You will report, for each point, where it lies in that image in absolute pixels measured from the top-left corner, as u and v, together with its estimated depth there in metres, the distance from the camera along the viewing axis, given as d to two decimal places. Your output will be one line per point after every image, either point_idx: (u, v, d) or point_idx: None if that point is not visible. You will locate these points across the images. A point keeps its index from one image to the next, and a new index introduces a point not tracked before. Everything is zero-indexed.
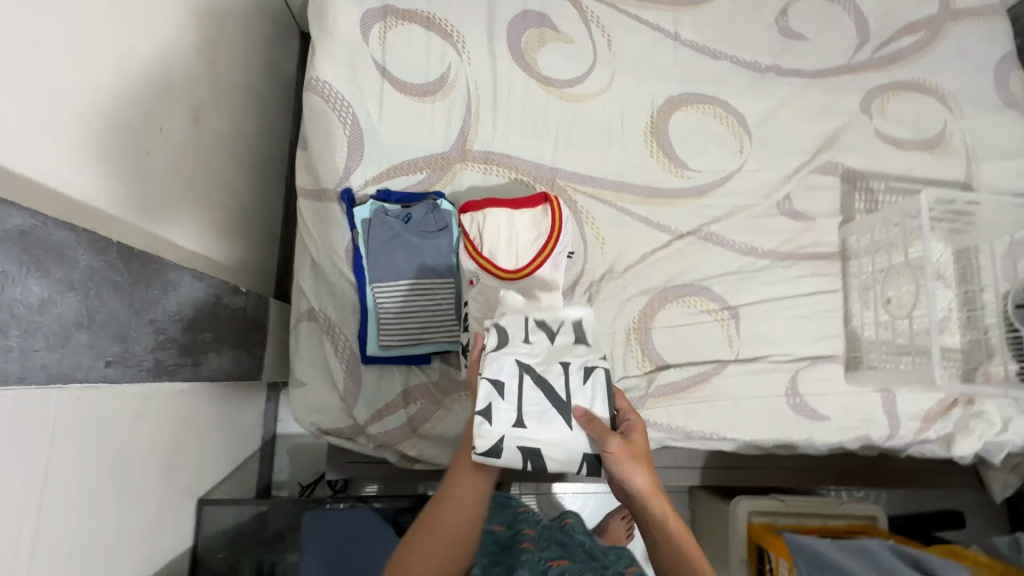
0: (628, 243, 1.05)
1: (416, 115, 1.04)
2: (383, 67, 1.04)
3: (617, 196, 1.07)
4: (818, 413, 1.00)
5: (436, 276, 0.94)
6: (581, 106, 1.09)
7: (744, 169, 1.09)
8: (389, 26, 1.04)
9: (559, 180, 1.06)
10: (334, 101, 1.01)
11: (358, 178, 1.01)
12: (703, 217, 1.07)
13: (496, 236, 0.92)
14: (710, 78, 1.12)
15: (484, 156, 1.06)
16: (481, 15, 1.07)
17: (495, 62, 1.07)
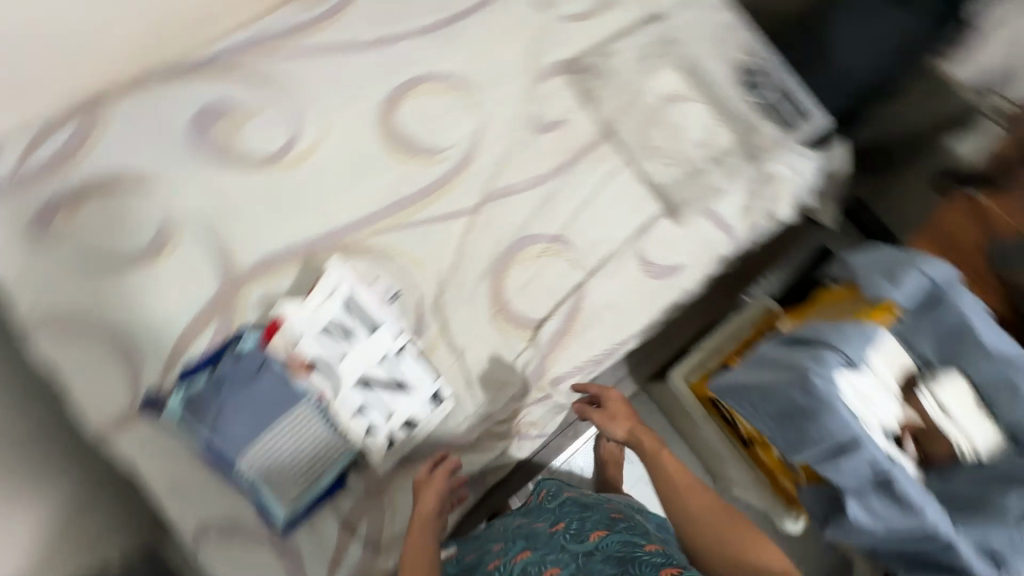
0: (434, 249, 1.00)
1: (156, 287, 0.88)
2: (87, 266, 0.86)
3: (403, 217, 1.00)
4: (668, 269, 1.12)
5: (290, 415, 0.89)
6: (312, 154, 0.96)
7: (487, 116, 1.06)
8: (62, 204, 0.87)
9: (343, 237, 0.97)
10: (68, 331, 0.86)
11: (146, 384, 0.87)
12: (490, 180, 1.05)
13: (314, 337, 0.91)
14: (404, 54, 1.03)
15: (251, 275, 0.92)
16: (144, 144, 0.91)
17: (200, 169, 0.91)
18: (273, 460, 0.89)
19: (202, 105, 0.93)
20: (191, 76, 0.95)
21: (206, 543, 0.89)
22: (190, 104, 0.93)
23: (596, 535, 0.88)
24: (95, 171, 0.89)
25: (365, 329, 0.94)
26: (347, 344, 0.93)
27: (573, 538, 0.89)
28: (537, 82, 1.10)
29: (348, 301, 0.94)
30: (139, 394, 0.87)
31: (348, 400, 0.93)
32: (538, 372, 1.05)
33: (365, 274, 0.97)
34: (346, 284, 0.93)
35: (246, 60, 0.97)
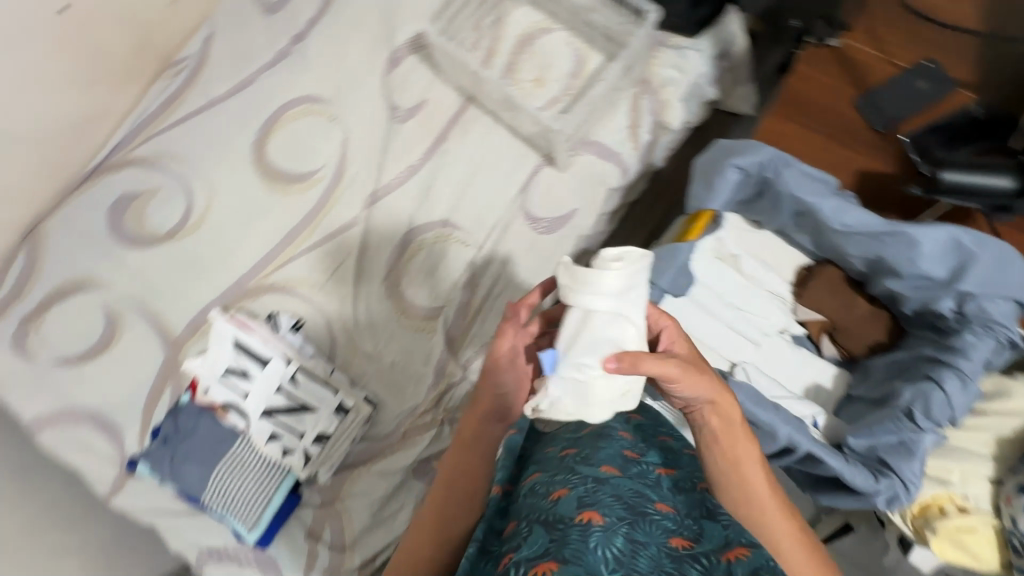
0: (563, 221, 0.98)
1: (319, 196, 1.04)
2: (281, 168, 1.05)
3: (537, 185, 0.99)
4: None
5: (384, 342, 0.99)
6: (477, 108, 1.04)
7: (658, 109, 0.98)
8: (268, 120, 1.06)
9: (475, 193, 1.01)
10: (251, 207, 1.05)
11: (291, 256, 1.04)
12: (635, 171, 0.99)
13: (424, 252, 1.01)
14: (586, 35, 1.02)
15: (394, 196, 1.03)
16: (349, 79, 1.07)
17: (377, 101, 1.06)
18: (353, 364, 0.98)
19: (398, 46, 1.08)
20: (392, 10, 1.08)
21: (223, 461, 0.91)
22: (389, 38, 1.08)
23: (614, 466, 0.65)
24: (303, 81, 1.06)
25: (466, 253, 1.00)
26: (444, 260, 1.00)
27: (590, 457, 0.66)
28: (713, 88, 1.00)
29: (458, 225, 1.01)
30: (281, 273, 1.04)
31: (424, 313, 0.99)
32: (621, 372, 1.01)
33: (474, 229, 1.00)
34: (467, 230, 1.00)
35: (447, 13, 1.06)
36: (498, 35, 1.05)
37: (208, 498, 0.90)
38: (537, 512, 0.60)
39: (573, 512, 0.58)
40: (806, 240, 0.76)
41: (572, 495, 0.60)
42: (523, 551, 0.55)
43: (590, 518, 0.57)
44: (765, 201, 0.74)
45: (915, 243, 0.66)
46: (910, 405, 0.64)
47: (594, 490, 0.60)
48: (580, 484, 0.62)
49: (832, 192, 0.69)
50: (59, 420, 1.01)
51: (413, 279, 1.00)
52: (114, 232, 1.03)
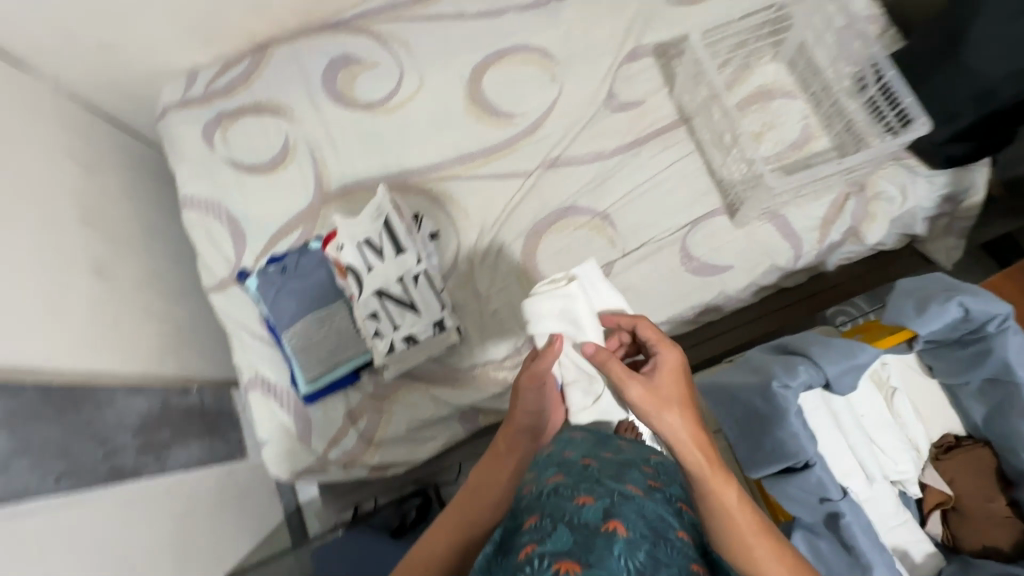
0: (711, 270, 0.96)
1: (505, 136, 1.09)
2: (487, 96, 1.12)
3: (705, 226, 0.99)
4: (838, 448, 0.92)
5: (495, 291, 1.02)
6: (686, 131, 1.05)
7: (858, 218, 0.94)
8: (498, 52, 1.13)
9: (646, 205, 1.02)
10: (445, 118, 1.12)
11: (456, 172, 1.09)
12: (804, 262, 0.96)
13: (571, 232, 1.02)
14: (824, 116, 1.00)
15: (570, 170, 1.05)
16: (584, 51, 1.11)
17: (599, 83, 1.09)
18: (460, 293, 1.02)
19: (643, 44, 1.09)
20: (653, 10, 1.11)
21: (311, 318, 0.97)
22: (638, 33, 1.10)
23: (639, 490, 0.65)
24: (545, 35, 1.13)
25: (607, 253, 1.00)
26: (585, 248, 1.01)
27: (614, 478, 0.67)
28: (923, 225, 0.96)
29: (613, 225, 1.02)
30: (439, 186, 1.09)
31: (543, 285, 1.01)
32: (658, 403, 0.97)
33: (626, 235, 1.01)
34: (621, 233, 1.01)
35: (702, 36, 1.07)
36: (740, 79, 1.05)
37: (288, 335, 0.97)
38: (560, 509, 0.60)
39: (597, 519, 0.58)
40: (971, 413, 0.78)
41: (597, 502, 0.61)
42: (548, 544, 0.55)
43: (614, 527, 0.57)
44: (971, 351, 0.75)
45: None
46: None
47: (615, 503, 0.61)
48: (607, 497, 0.62)
49: None
50: (207, 209, 1.12)
51: (547, 251, 1.02)
52: (326, 80, 1.15)
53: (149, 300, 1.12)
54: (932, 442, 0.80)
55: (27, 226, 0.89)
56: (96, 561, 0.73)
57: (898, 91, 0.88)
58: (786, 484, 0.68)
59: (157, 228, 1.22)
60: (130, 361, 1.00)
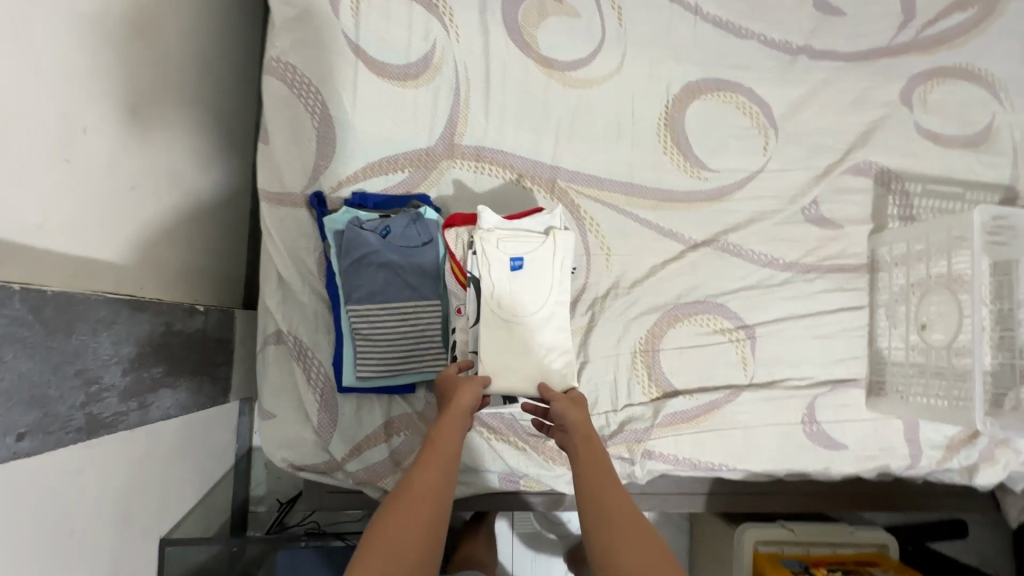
0: (828, 438, 0.88)
1: (685, 185, 0.91)
2: (684, 125, 0.91)
3: (842, 391, 0.89)
4: (835, 443, 0.88)
5: (602, 358, 0.86)
6: (866, 282, 0.92)
7: (983, 454, 0.89)
8: (719, 82, 0.92)
9: (794, 342, 0.89)
10: (628, 126, 0.91)
11: (614, 197, 0.90)
12: (913, 473, 0.90)
13: (709, 332, 0.88)
14: (1000, 335, 0.92)
15: (733, 263, 0.90)
16: (807, 131, 0.94)
17: (807, 181, 0.93)
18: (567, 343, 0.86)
19: (871, 161, 0.94)
20: (898, 132, 0.95)
21: (394, 306, 0.77)
22: (871, 147, 0.94)
23: None
24: (776, 90, 0.94)
25: (736, 371, 0.88)
26: (719, 357, 0.88)
27: None
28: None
29: (755, 345, 0.89)
30: (591, 206, 0.89)
31: (655, 375, 0.86)
32: (635, 432, 0.85)
33: (762, 362, 0.89)
34: (757, 360, 0.88)
35: (926, 184, 0.94)
36: None
37: (354, 312, 0.77)
38: None
39: None
40: None
41: None
42: None
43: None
44: None
45: None
46: None
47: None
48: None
49: None
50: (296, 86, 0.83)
51: (677, 339, 0.87)
52: (511, 3, 0.88)
53: (174, 163, 0.83)
54: None
55: (61, 17, 0.58)
56: (17, 550, 0.52)
57: None
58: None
59: (211, 65, 0.91)
60: (131, 249, 0.73)
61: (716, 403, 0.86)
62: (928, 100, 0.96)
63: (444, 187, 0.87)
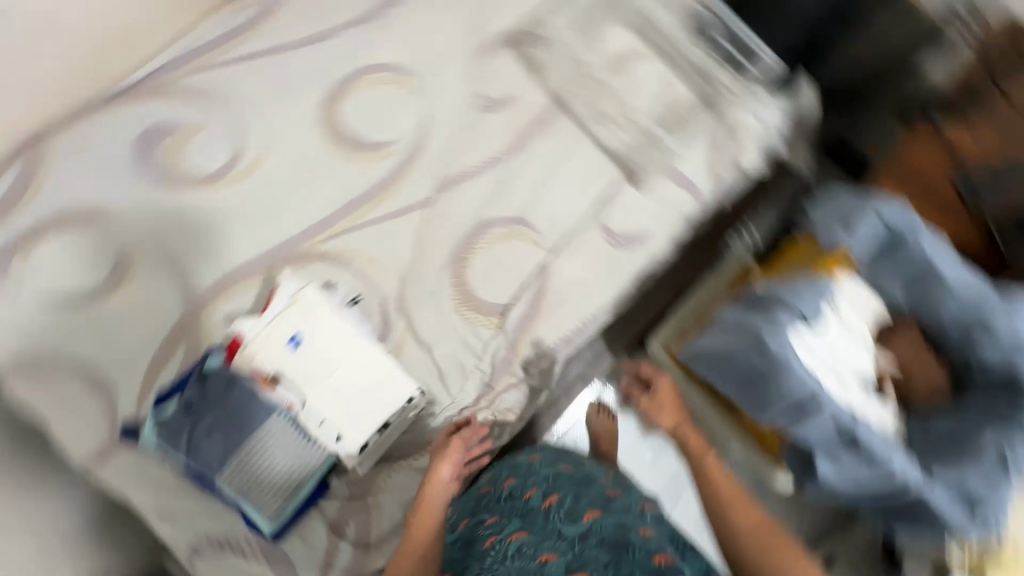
0: (633, 236, 1.00)
1: (387, 167, 1.00)
2: (348, 129, 1.00)
3: (613, 198, 1.02)
4: (639, 236, 1.00)
5: (440, 333, 0.94)
6: (564, 115, 1.05)
7: (732, 151, 1.05)
8: (343, 79, 1.01)
9: (555, 198, 1.01)
10: (311, 166, 0.98)
11: (347, 221, 0.97)
12: (707, 204, 1.04)
13: (493, 246, 0.98)
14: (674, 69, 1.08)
15: (469, 186, 1.00)
16: (434, 56, 1.04)
17: (466, 87, 1.04)
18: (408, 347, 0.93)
19: (493, 36, 1.06)
20: (493, 1, 1.07)
21: (246, 447, 0.81)
22: (484, 28, 1.06)
23: (594, 511, 0.73)
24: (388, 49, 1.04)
25: (535, 252, 0.99)
26: (515, 255, 0.98)
27: (573, 510, 0.74)
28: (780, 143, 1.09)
29: (531, 224, 1.00)
30: (338, 242, 0.97)
31: (486, 308, 0.96)
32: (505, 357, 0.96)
33: (547, 231, 1.00)
34: (542, 232, 1.00)
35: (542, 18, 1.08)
36: (592, 51, 1.08)
37: (224, 479, 0.80)
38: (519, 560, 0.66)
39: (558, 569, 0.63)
40: None
41: (562, 559, 0.65)
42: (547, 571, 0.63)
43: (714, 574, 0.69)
44: None
45: None
46: None
47: (622, 513, 0.74)
48: (607, 506, 0.75)
49: None
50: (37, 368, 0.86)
51: (478, 271, 0.97)
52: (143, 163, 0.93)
53: None
54: None
55: None
56: None
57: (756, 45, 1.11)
58: (808, 426, 0.86)
59: None
60: None
61: (541, 285, 0.98)
62: None
63: (221, 329, 0.93)
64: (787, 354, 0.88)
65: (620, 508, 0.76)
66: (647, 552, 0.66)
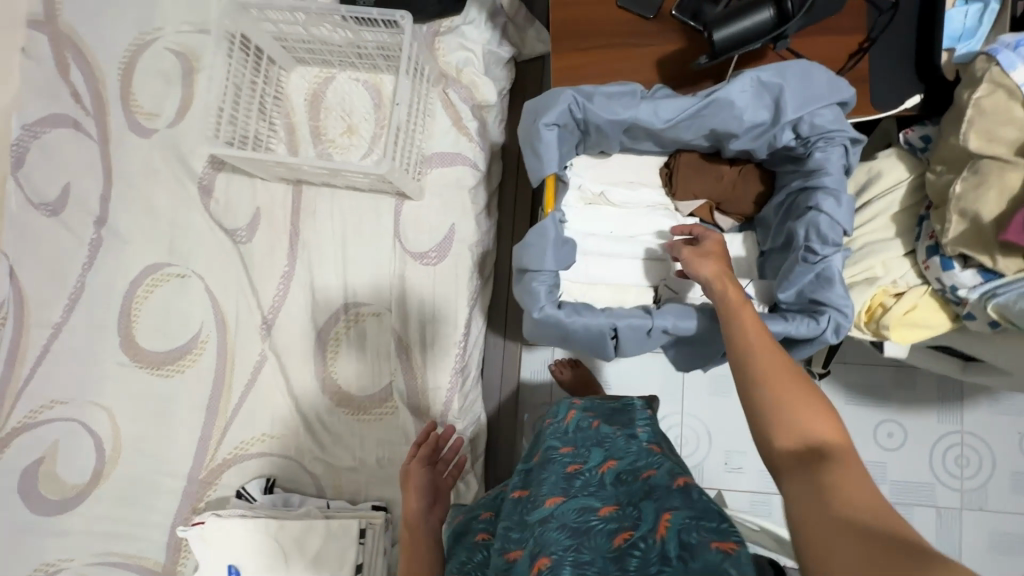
0: (442, 240, 0.96)
1: (211, 353, 0.98)
2: (157, 349, 0.98)
3: (404, 222, 0.97)
4: (446, 238, 0.96)
5: (358, 449, 0.95)
6: (310, 186, 1.00)
7: (467, 95, 0.97)
8: (121, 315, 0.98)
9: (360, 263, 0.98)
10: (157, 403, 0.98)
11: (219, 422, 0.98)
12: (484, 158, 0.98)
13: (341, 346, 0.97)
14: (364, 63, 0.99)
15: (286, 313, 0.98)
16: (171, 230, 1.00)
17: (217, 233, 1.00)
18: (344, 481, 0.95)
19: (201, 172, 1.00)
20: (177, 141, 1.01)
21: None
22: (189, 171, 1.01)
23: (556, 493, 0.58)
24: (133, 257, 1.00)
25: (377, 323, 0.97)
26: (365, 338, 0.97)
27: (535, 497, 0.60)
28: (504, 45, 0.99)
29: (358, 303, 0.98)
30: (225, 445, 0.97)
31: (377, 398, 0.96)
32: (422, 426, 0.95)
33: (376, 296, 0.97)
34: (371, 302, 0.97)
35: None
36: (288, 110, 1.00)
37: None
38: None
39: (528, 570, 0.53)
40: (649, 145, 0.66)
41: (526, 553, 0.55)
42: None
43: (685, 479, 0.56)
44: (593, 136, 0.62)
45: (730, 103, 0.56)
46: (806, 238, 0.57)
47: (591, 489, 0.60)
48: (573, 484, 0.60)
49: (639, 97, 0.58)
50: None
51: (346, 376, 0.96)
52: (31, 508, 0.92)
53: None
54: (662, 173, 0.70)
55: None
56: None
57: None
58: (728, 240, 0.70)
59: None
60: None
61: (405, 345, 0.95)
62: (149, 108, 1.02)
63: None
64: (549, 316, 0.57)
65: (607, 460, 0.63)
66: (609, 530, 0.54)
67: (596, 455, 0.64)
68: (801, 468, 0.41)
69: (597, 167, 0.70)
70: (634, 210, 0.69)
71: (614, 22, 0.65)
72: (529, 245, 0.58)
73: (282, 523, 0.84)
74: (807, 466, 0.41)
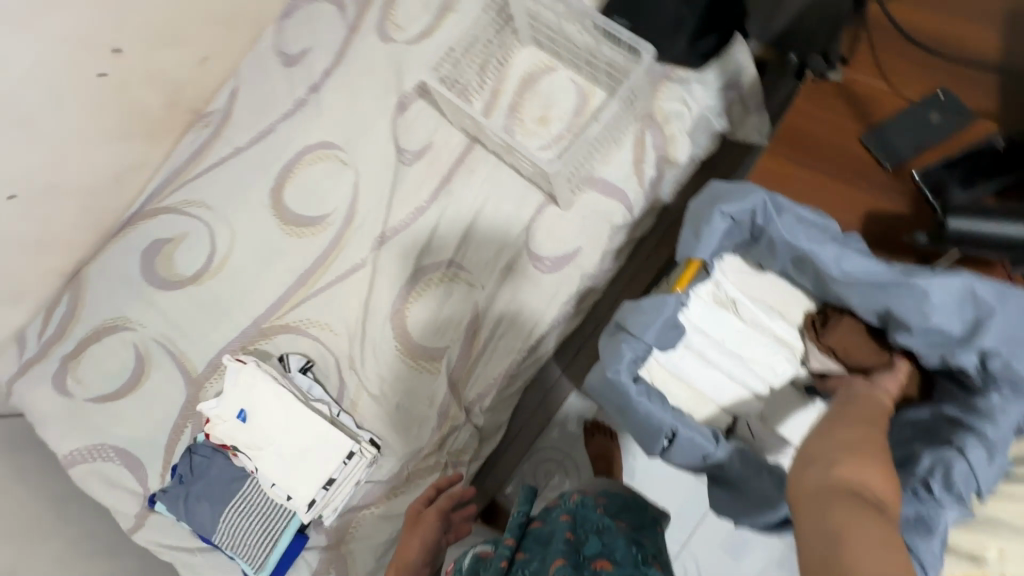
0: (564, 254, 0.97)
1: (328, 236, 1.08)
2: (292, 209, 1.09)
3: (541, 221, 0.99)
4: (569, 255, 0.97)
5: (390, 385, 0.99)
6: (483, 148, 1.05)
7: (663, 144, 0.97)
8: (284, 167, 1.10)
9: (485, 232, 1.01)
10: (267, 249, 1.09)
11: (302, 293, 1.07)
12: (642, 207, 0.97)
13: (426, 292, 1.01)
14: (589, 69, 1.02)
15: (403, 238, 1.04)
16: (357, 122, 1.11)
17: (389, 146, 1.09)
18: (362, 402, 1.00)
19: (407, 90, 1.09)
20: (404, 57, 1.10)
21: (228, 511, 0.93)
22: (398, 83, 1.10)
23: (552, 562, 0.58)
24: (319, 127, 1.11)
25: (467, 290, 1.00)
26: (450, 296, 1.00)
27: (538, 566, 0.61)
28: (721, 120, 0.98)
29: (461, 266, 1.01)
30: (294, 313, 1.07)
31: (429, 352, 0.99)
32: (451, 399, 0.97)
33: (480, 270, 1.01)
34: (472, 271, 1.01)
35: None
36: (503, 77, 1.06)
37: (220, 538, 0.93)
38: None
39: None
40: (809, 283, 0.61)
41: None
42: None
43: None
44: (762, 246, 0.59)
45: (927, 296, 0.51)
46: (928, 473, 0.50)
47: None
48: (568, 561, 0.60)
49: (831, 236, 0.54)
50: (94, 456, 1.03)
51: (416, 318, 1.00)
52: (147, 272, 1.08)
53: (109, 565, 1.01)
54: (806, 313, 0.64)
55: None
56: None
57: (614, 31, 0.92)
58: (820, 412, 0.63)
59: None
60: None
61: (478, 324, 0.98)
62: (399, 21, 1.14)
63: None
64: (622, 384, 0.56)
65: (602, 558, 0.61)
66: None
67: (592, 548, 0.63)
68: (853, 504, 0.39)
69: (744, 275, 0.66)
70: (757, 335, 0.65)
71: (846, 154, 0.62)
72: (642, 309, 0.57)
73: (298, 405, 0.94)
74: (865, 510, 0.39)
